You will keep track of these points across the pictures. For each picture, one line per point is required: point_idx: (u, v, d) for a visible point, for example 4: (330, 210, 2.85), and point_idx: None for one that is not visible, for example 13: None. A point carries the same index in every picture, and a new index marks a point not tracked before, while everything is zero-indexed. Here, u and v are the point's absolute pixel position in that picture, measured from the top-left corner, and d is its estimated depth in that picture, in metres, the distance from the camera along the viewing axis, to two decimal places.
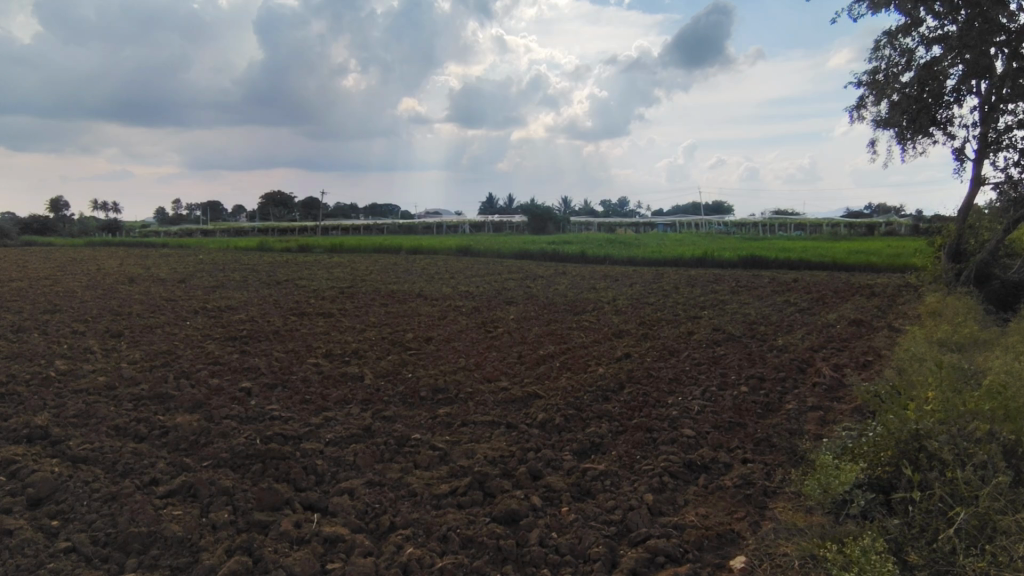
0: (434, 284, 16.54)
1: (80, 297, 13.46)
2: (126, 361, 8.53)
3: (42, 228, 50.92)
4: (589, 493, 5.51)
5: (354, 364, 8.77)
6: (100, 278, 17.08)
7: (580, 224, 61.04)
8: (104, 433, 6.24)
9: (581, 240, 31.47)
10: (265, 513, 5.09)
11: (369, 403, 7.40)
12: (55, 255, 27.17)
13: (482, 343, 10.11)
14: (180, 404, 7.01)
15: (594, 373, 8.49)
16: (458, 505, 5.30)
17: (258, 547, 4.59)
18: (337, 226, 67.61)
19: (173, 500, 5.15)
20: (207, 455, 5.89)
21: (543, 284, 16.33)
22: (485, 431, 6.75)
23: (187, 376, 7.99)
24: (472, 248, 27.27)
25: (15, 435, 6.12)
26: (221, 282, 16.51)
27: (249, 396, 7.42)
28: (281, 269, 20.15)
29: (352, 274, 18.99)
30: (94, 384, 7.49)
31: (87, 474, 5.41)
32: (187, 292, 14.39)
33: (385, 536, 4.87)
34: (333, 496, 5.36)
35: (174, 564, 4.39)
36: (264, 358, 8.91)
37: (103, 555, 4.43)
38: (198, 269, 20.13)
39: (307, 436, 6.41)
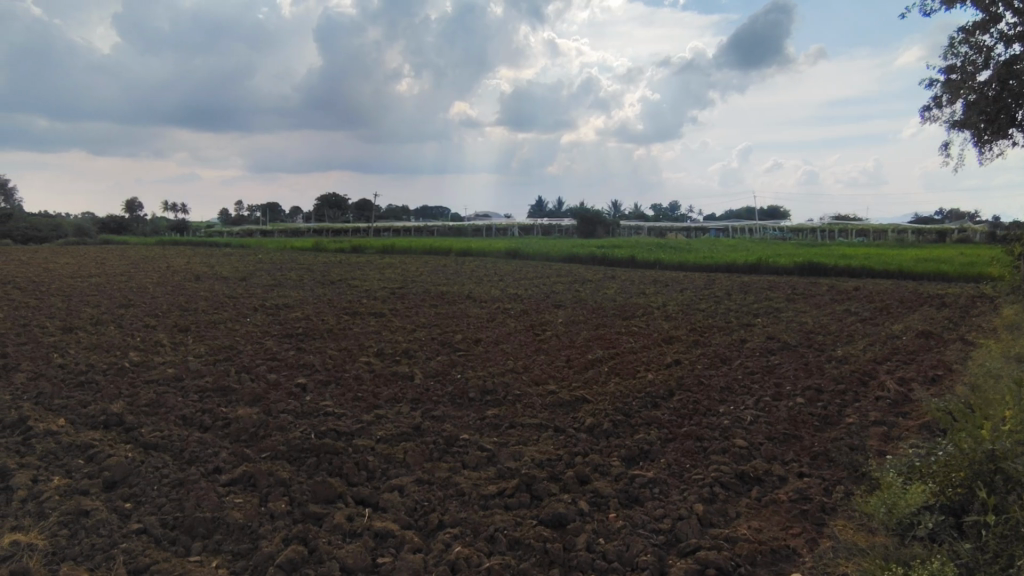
0: (483, 286, 16.68)
1: (152, 293, 14.27)
2: (192, 354, 8.99)
3: (118, 228, 54.24)
4: (637, 500, 5.45)
5: (404, 363, 8.95)
6: (169, 275, 18.08)
7: (630, 228, 60.38)
8: (172, 422, 6.60)
9: (630, 244, 31.20)
10: (320, 505, 5.27)
11: (419, 402, 7.55)
12: (130, 251, 29.04)
13: (530, 346, 10.13)
14: (241, 397, 7.34)
15: (643, 379, 8.38)
16: (505, 506, 5.34)
17: (314, 538, 4.76)
18: (388, 228, 69.19)
19: (234, 489, 5.39)
20: (266, 447, 6.14)
21: (592, 289, 16.25)
22: (533, 434, 6.77)
23: (247, 370, 8.36)
24: (521, 251, 27.41)
25: (94, 420, 6.55)
26: (280, 281, 17.14)
27: (305, 391, 7.70)
28: (336, 269, 20.75)
29: (404, 275, 19.36)
30: (164, 375, 7.93)
31: (158, 460, 5.74)
32: (249, 290, 15.03)
33: (434, 534, 4.96)
34: (383, 492, 5.49)
35: (235, 550, 4.60)
36: (319, 355, 9.20)
37: (171, 537, 4.69)
38: (258, 268, 21.03)
39: (359, 432, 6.59)
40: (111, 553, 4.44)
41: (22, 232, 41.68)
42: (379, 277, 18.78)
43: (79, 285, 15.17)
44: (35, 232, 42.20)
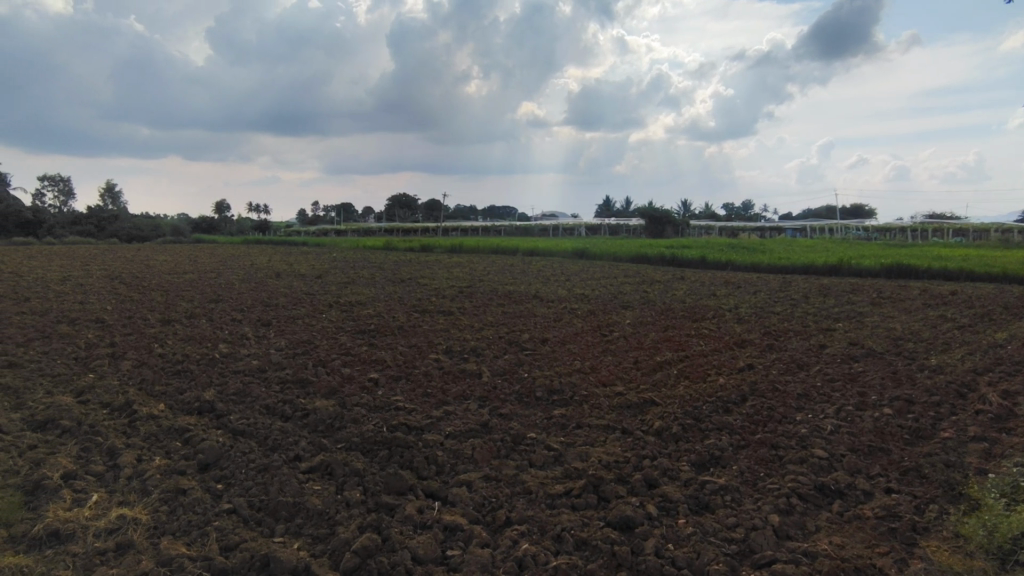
0: (550, 286, 16.72)
1: (239, 289, 15.21)
2: (274, 347, 9.51)
3: (209, 228, 58.11)
4: (708, 507, 5.31)
5: (472, 361, 9.10)
6: (253, 272, 19.20)
7: (700, 228, 58.67)
8: (257, 410, 7.01)
9: (701, 244, 30.34)
10: (392, 496, 5.46)
11: (486, 400, 7.66)
12: (218, 250, 31.09)
13: (596, 347, 10.06)
14: (318, 389, 7.70)
15: (715, 383, 8.14)
16: (572, 506, 5.34)
17: (386, 527, 4.93)
18: (456, 227, 70.49)
19: (313, 476, 5.67)
20: (342, 438, 6.42)
21: (660, 289, 15.92)
22: (600, 435, 6.73)
23: (324, 364, 8.77)
24: (587, 251, 27.22)
25: (189, 407, 7.06)
26: (354, 278, 17.83)
27: (377, 386, 7.99)
28: (407, 268, 21.34)
29: (472, 274, 19.68)
30: (249, 366, 8.45)
31: (245, 445, 6.13)
32: (325, 287, 15.74)
33: (501, 530, 5.03)
34: (452, 486, 5.62)
35: (315, 534, 4.84)
36: (391, 351, 9.52)
37: (257, 519, 4.99)
38: (334, 266, 21.97)
39: (429, 427, 6.77)
40: (205, 530, 4.78)
41: (127, 232, 45.49)
42: (447, 276, 19.18)
43: (175, 281, 16.39)
44: (138, 232, 45.90)
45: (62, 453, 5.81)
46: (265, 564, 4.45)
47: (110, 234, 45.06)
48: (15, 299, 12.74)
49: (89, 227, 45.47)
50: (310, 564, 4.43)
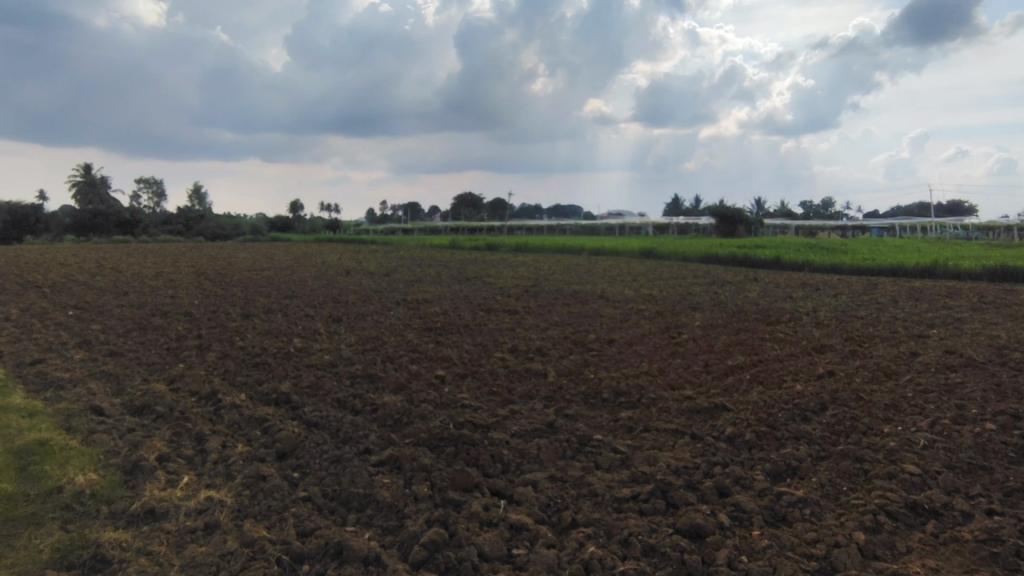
0: (616, 286, 16.47)
1: (313, 285, 15.86)
2: (345, 343, 9.84)
3: (284, 227, 60.97)
4: (785, 520, 5.05)
5: (537, 361, 9.07)
6: (325, 270, 19.96)
7: (774, 227, 56.19)
8: (330, 403, 7.27)
9: (776, 244, 29.03)
10: (458, 492, 5.51)
11: (551, 400, 7.62)
12: (291, 248, 32.53)
13: (664, 348, 9.81)
14: (387, 385, 7.90)
15: (792, 389, 7.74)
16: (640, 511, 5.22)
17: (453, 523, 4.98)
18: (519, 227, 70.76)
19: (383, 470, 5.82)
20: (409, 433, 6.55)
21: (731, 291, 15.35)
22: (668, 439, 6.54)
23: (393, 360, 8.99)
24: (654, 250, 26.65)
25: (267, 397, 7.41)
26: (421, 277, 18.21)
27: (443, 383, 8.11)
28: (472, 267, 21.56)
29: (536, 273, 19.66)
30: (322, 361, 8.77)
31: (319, 437, 6.36)
32: (394, 285, 16.14)
33: (567, 532, 4.97)
34: (517, 485, 5.61)
35: (384, 526, 4.96)
36: (457, 349, 9.64)
37: (330, 508, 5.17)
38: (401, 264, 22.52)
39: (494, 425, 6.80)
40: (283, 515, 4.99)
41: (212, 231, 48.33)
42: (512, 274, 19.26)
43: (255, 277, 17.28)
44: (222, 232, 48.74)
45: (156, 437, 6.23)
46: (338, 551, 4.59)
47: (197, 233, 48.06)
48: (116, 293, 13.82)
49: (179, 227, 48.75)
50: (381, 554, 4.54)
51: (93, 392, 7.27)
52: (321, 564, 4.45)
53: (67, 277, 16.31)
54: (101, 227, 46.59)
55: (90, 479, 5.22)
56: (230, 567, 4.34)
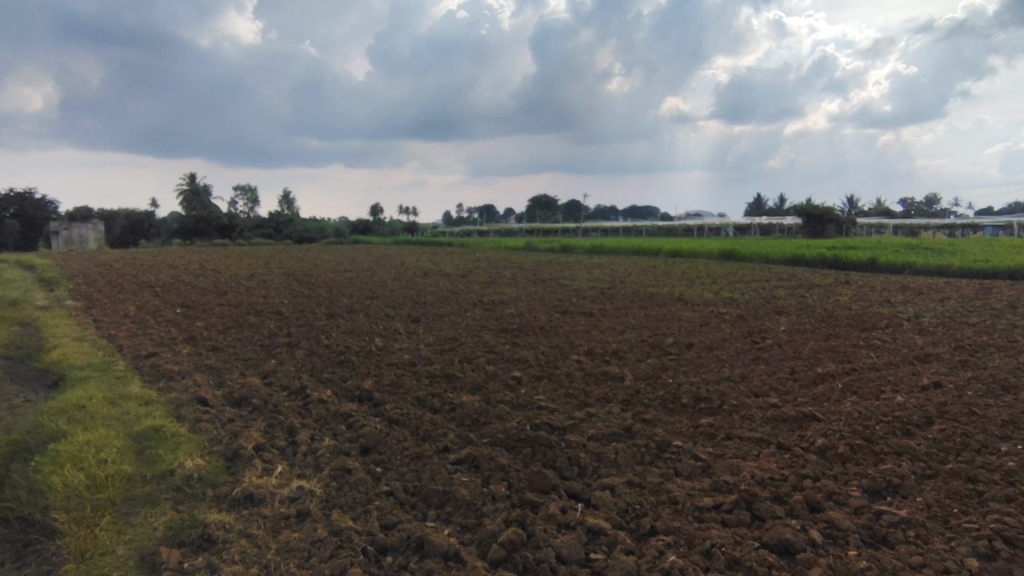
0: (695, 288, 16.00)
1: (393, 286, 16.44)
2: (423, 342, 10.12)
3: (365, 229, 63.61)
4: (885, 541, 4.71)
5: (614, 364, 8.95)
6: (405, 271, 20.65)
7: (868, 226, 52.65)
8: (410, 401, 7.50)
9: (872, 245, 27.15)
10: (535, 493, 5.53)
11: (629, 404, 7.50)
12: (372, 250, 33.93)
13: (747, 354, 9.41)
14: (464, 384, 8.05)
15: (891, 401, 7.20)
16: (722, 521, 5.03)
17: (531, 524, 5.00)
18: (592, 228, 70.21)
19: (461, 468, 5.92)
20: (487, 433, 6.63)
21: (821, 294, 14.52)
22: (752, 448, 6.27)
23: (470, 360, 9.15)
24: (735, 252, 25.71)
25: (351, 394, 7.74)
26: (496, 278, 18.44)
27: (520, 384, 8.16)
28: (546, 269, 21.58)
29: (611, 275, 19.39)
30: (402, 360, 9.07)
31: (400, 434, 6.57)
32: (470, 286, 16.44)
33: (646, 539, 4.87)
34: (594, 489, 5.55)
35: (464, 523, 5.05)
36: (533, 350, 9.68)
37: (411, 502, 5.33)
38: (477, 265, 22.93)
39: (570, 428, 6.77)
40: (368, 508, 5.20)
41: (298, 234, 51.26)
42: (587, 276, 19.15)
43: (339, 279, 18.10)
44: (308, 236, 51.61)
45: (252, 427, 6.66)
46: (419, 546, 4.71)
47: (286, 236, 51.09)
48: (217, 293, 14.92)
49: (270, 231, 51.94)
50: (460, 551, 4.62)
51: (198, 383, 7.87)
52: (404, 557, 4.59)
53: (174, 278, 17.76)
54: (203, 231, 50.57)
55: (197, 463, 5.64)
56: (320, 554, 4.56)
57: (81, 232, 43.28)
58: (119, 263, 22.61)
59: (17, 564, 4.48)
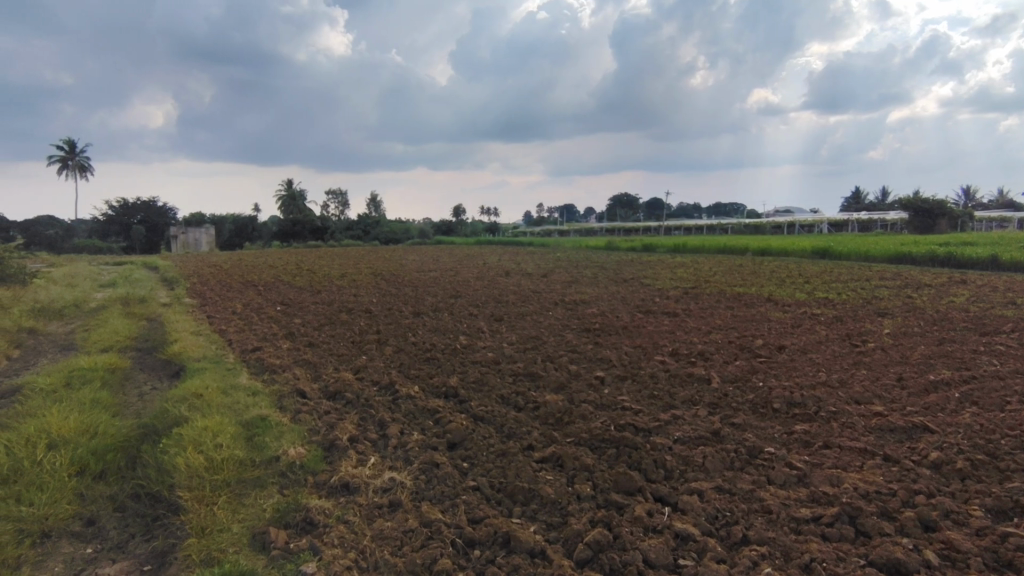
0: (787, 288, 15.23)
1: (476, 286, 16.78)
2: (506, 341, 10.27)
3: (447, 230, 65.36)
4: (1013, 567, 4.28)
5: (700, 365, 8.69)
6: (487, 270, 21.04)
7: (986, 222, 47.87)
8: (494, 399, 7.64)
9: (995, 241, 24.60)
10: (621, 495, 5.46)
11: (716, 407, 7.25)
12: (456, 250, 34.84)
13: (846, 358, 8.83)
14: (547, 383, 8.09)
15: (1019, 414, 6.52)
16: (822, 535, 4.75)
17: (617, 525, 4.95)
18: (674, 226, 68.41)
19: (546, 466, 5.96)
20: (570, 432, 6.64)
21: (933, 295, 13.39)
22: (854, 459, 5.88)
23: (552, 359, 9.20)
24: (832, 249, 24.23)
25: (438, 390, 7.99)
26: (576, 278, 18.38)
27: (603, 384, 8.11)
28: (628, 268, 21.24)
29: (697, 275, 18.80)
30: (486, 358, 9.25)
31: (485, 430, 6.70)
32: (551, 286, 16.49)
33: (738, 548, 4.68)
34: (682, 493, 5.41)
35: (549, 521, 5.08)
36: (615, 350, 9.57)
37: (497, 498, 5.43)
38: (557, 264, 22.96)
39: (655, 430, 6.63)
40: (455, 501, 5.34)
41: (385, 235, 53.33)
42: (671, 276, 18.72)
43: (425, 278, 18.71)
44: (393, 236, 53.53)
45: (347, 420, 7.02)
46: (506, 541, 4.79)
47: (374, 237, 53.38)
48: (313, 291, 15.82)
49: (359, 232, 54.45)
50: (546, 548, 4.65)
51: (298, 377, 8.40)
52: (491, 551, 4.67)
53: (276, 278, 19.05)
54: (298, 233, 53.94)
55: (299, 451, 6.02)
56: (411, 543, 4.73)
57: (196, 236, 47.26)
58: (228, 265, 24.53)
59: (148, 537, 4.94)
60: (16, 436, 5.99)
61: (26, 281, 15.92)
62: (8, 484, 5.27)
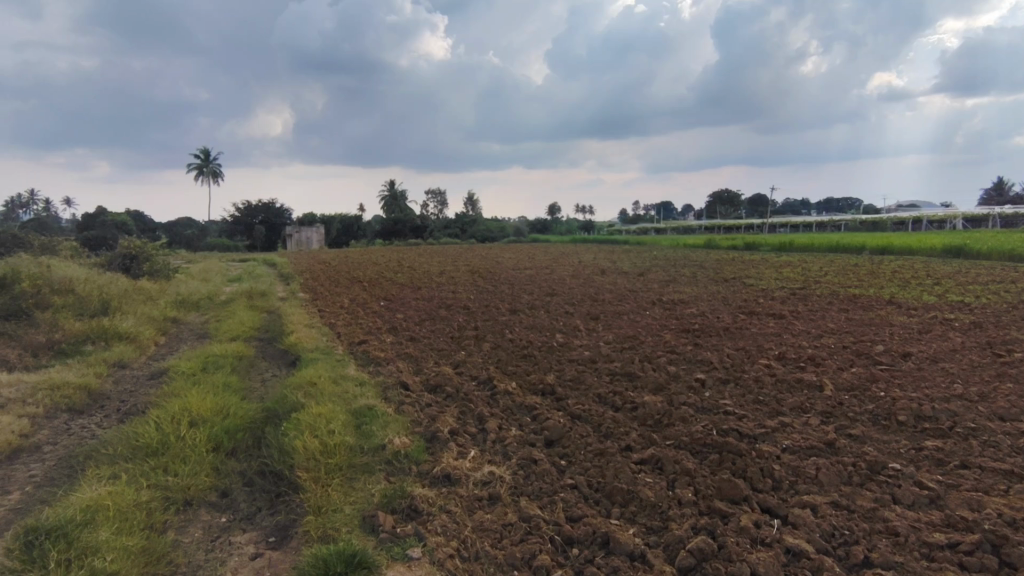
0: (914, 290, 13.88)
1: (570, 284, 16.76)
2: (602, 340, 10.16)
3: (540, 228, 65.74)
4: None
5: (811, 371, 8.13)
6: (581, 269, 20.94)
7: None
8: (591, 398, 7.58)
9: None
10: (725, 503, 5.23)
11: (831, 416, 6.75)
12: (548, 249, 34.90)
13: (985, 369, 7.91)
14: (645, 384, 7.91)
15: None
16: (960, 564, 4.27)
17: (721, 535, 4.73)
18: (780, 223, 64.50)
19: (644, 468, 5.83)
20: (670, 435, 6.45)
21: None
22: (998, 482, 5.26)
23: (649, 359, 8.98)
24: (966, 247, 21.83)
25: (534, 387, 8.05)
26: (674, 277, 17.84)
27: (704, 387, 7.80)
28: (729, 268, 20.30)
29: (807, 275, 17.62)
30: (582, 356, 9.20)
31: (582, 429, 6.66)
32: (648, 285, 16.12)
33: (858, 569, 4.33)
34: (793, 506, 5.08)
35: (649, 525, 4.96)
36: (716, 352, 9.18)
37: (595, 498, 5.38)
38: (653, 263, 22.39)
39: (762, 437, 6.28)
40: (553, 498, 5.36)
41: (481, 233, 54.49)
42: (777, 275, 17.69)
43: (520, 276, 18.96)
44: (489, 235, 54.60)
45: (447, 412, 7.25)
46: (605, 542, 4.73)
47: (470, 236, 54.77)
48: (414, 288, 16.50)
49: (455, 231, 56.09)
50: (646, 553, 4.54)
51: (402, 369, 8.79)
52: (590, 551, 4.63)
53: (380, 274, 20.06)
54: (400, 232, 56.54)
55: (404, 441, 6.29)
56: (511, 537, 4.80)
57: (309, 236, 50.90)
58: (337, 262, 26.17)
59: (272, 511, 5.38)
60: (164, 413, 6.73)
61: (169, 275, 17.87)
62: (158, 455, 5.93)
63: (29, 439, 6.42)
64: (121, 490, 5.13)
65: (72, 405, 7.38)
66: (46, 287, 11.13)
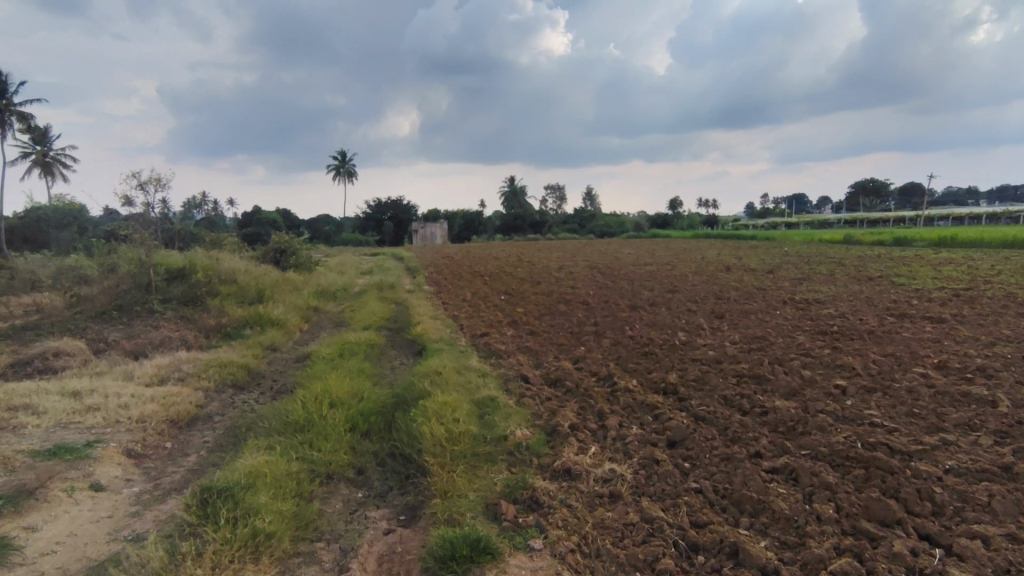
0: None
1: (693, 281, 16.05)
2: (729, 339, 9.63)
3: (660, 223, 63.68)
4: None
5: (980, 384, 7.12)
6: (705, 265, 19.96)
7: None
8: (717, 399, 7.22)
9: None
10: (873, 524, 4.74)
11: (1007, 436, 5.87)
12: (669, 244, 33.66)
13: None
14: (777, 388, 7.38)
15: None
16: None
17: (870, 559, 4.30)
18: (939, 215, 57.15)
19: (777, 478, 5.45)
20: (807, 444, 5.97)
21: None
22: None
23: (782, 362, 8.36)
24: None
25: (656, 385, 7.82)
26: (810, 275, 16.42)
27: (845, 394, 7.12)
28: (876, 265, 18.32)
29: (973, 274, 15.46)
30: (706, 356, 8.79)
31: (708, 432, 6.37)
32: (779, 283, 15.02)
33: None
34: (958, 535, 4.48)
35: (784, 539, 4.63)
36: (861, 357, 8.34)
37: (722, 505, 5.12)
38: (785, 260, 20.77)
39: (918, 455, 5.61)
40: (677, 501, 5.17)
41: (598, 228, 53.86)
42: (936, 274, 15.67)
43: (639, 272, 18.49)
44: (608, 228, 53.77)
45: (567, 407, 7.27)
46: (734, 552, 4.49)
47: (587, 231, 54.37)
48: (532, 282, 16.68)
49: (572, 227, 55.97)
50: (781, 568, 4.25)
51: (521, 362, 8.94)
52: (717, 560, 4.43)
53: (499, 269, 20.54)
54: (518, 227, 57.51)
55: (524, 434, 6.40)
56: (632, 537, 4.70)
57: (433, 231, 53.44)
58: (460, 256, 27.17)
59: (402, 491, 5.71)
60: (311, 393, 7.40)
61: (313, 267, 19.57)
62: (306, 431, 6.54)
63: (203, 409, 7.36)
64: (276, 460, 5.72)
65: (236, 381, 8.35)
66: (215, 277, 12.68)
